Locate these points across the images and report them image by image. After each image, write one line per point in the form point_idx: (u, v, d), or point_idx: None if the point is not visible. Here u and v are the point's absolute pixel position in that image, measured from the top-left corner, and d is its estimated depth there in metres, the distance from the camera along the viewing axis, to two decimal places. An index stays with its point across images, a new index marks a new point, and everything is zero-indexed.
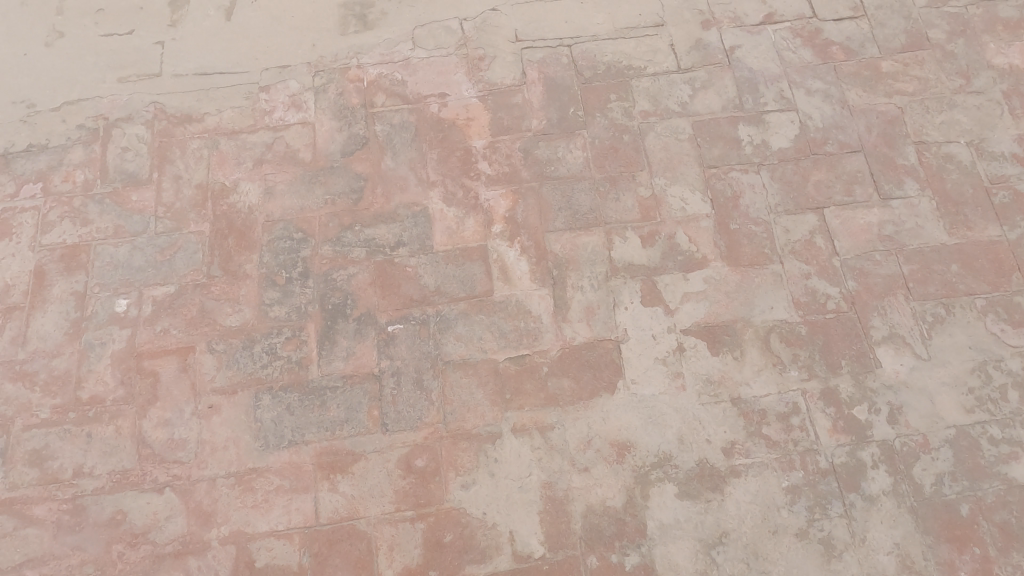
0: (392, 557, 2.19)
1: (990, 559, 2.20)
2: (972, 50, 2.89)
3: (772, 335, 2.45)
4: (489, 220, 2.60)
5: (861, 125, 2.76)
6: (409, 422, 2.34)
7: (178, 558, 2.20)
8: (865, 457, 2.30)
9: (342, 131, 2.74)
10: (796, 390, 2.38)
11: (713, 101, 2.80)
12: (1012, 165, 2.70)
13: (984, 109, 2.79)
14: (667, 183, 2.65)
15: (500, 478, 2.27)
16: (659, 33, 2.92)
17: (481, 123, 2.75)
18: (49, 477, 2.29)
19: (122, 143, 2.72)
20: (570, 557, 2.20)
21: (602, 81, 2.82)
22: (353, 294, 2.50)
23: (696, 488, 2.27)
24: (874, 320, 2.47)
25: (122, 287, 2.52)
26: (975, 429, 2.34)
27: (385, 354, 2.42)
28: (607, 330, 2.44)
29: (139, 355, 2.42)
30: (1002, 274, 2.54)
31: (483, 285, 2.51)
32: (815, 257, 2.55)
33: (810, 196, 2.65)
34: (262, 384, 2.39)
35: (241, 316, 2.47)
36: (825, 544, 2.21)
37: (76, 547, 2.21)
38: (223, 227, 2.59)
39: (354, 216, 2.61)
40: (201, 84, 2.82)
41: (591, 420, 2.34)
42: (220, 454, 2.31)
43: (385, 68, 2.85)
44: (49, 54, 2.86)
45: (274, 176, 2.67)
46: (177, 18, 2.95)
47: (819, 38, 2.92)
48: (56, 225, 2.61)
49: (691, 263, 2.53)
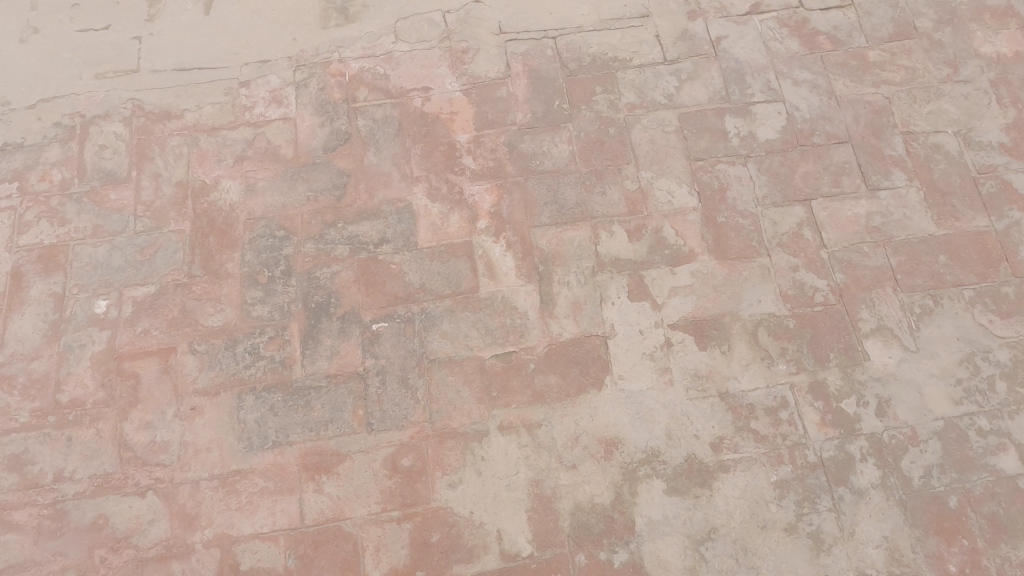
0: (378, 557, 2.17)
1: (978, 550, 2.20)
2: (959, 38, 2.87)
3: (761, 329, 2.43)
4: (474, 215, 2.56)
5: (848, 115, 2.74)
6: (394, 421, 2.31)
7: (162, 562, 2.18)
8: (853, 450, 2.30)
9: (323, 126, 2.70)
10: (785, 384, 2.37)
11: (700, 92, 2.77)
12: (1000, 155, 2.68)
13: (971, 98, 2.77)
14: (654, 177, 2.62)
15: (487, 477, 2.25)
16: (645, 24, 2.88)
17: (465, 117, 2.71)
18: (29, 482, 2.25)
19: (99, 141, 2.67)
20: (558, 555, 2.18)
21: (587, 73, 2.79)
22: (337, 293, 2.46)
23: (684, 484, 2.26)
24: (862, 312, 2.46)
25: (102, 287, 2.48)
26: (963, 421, 2.34)
27: (370, 353, 2.39)
28: (594, 326, 2.42)
29: (119, 357, 2.38)
30: (990, 265, 2.52)
31: (469, 282, 2.48)
32: (803, 250, 2.54)
33: (797, 188, 2.62)
34: (246, 385, 2.36)
35: (223, 316, 2.44)
36: (814, 539, 2.20)
37: (58, 553, 2.18)
38: (204, 226, 2.55)
39: (337, 213, 2.57)
40: (180, 80, 2.77)
41: (578, 417, 2.32)
42: (203, 456, 2.28)
43: (366, 62, 2.80)
44: (24, 50, 2.80)
45: (255, 173, 2.63)
46: (155, 13, 2.89)
47: (806, 28, 2.89)
48: (33, 224, 2.56)
49: (679, 257, 2.51)
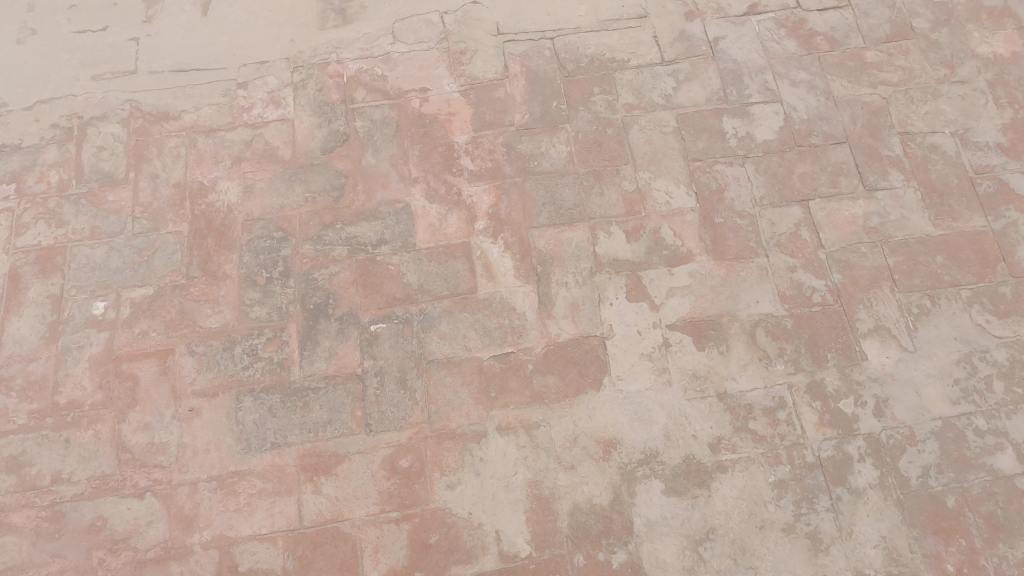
0: (377, 558, 2.17)
1: (976, 550, 2.20)
2: (956, 39, 2.88)
3: (758, 329, 2.43)
4: (472, 216, 2.56)
5: (846, 116, 2.74)
6: (393, 422, 2.31)
7: (160, 563, 2.17)
8: (851, 450, 2.30)
9: (321, 127, 2.70)
10: (783, 384, 2.37)
11: (697, 93, 2.77)
12: (997, 155, 2.69)
13: (968, 98, 2.77)
14: (652, 177, 2.63)
15: (486, 477, 2.25)
16: (643, 25, 2.89)
17: (463, 118, 2.72)
18: (27, 483, 2.25)
19: (97, 142, 2.66)
20: (556, 555, 2.18)
21: (585, 74, 2.79)
22: (335, 294, 2.46)
23: (682, 484, 2.26)
24: (860, 312, 2.46)
25: (100, 289, 2.48)
26: (961, 421, 2.34)
27: (368, 353, 2.39)
28: (593, 326, 2.42)
29: (117, 358, 2.38)
30: (987, 265, 2.53)
31: (467, 282, 2.48)
32: (801, 250, 2.54)
33: (795, 188, 2.63)
34: (244, 386, 2.36)
35: (221, 317, 2.44)
36: (812, 539, 2.21)
37: (56, 555, 2.18)
38: (202, 227, 2.55)
39: (335, 214, 2.57)
40: (177, 81, 2.77)
41: (577, 417, 2.32)
42: (201, 457, 2.28)
43: (364, 63, 2.80)
44: (21, 51, 2.80)
45: (253, 175, 2.63)
46: (152, 14, 2.89)
47: (804, 28, 2.90)
48: (30, 226, 2.56)
49: (677, 257, 2.51)
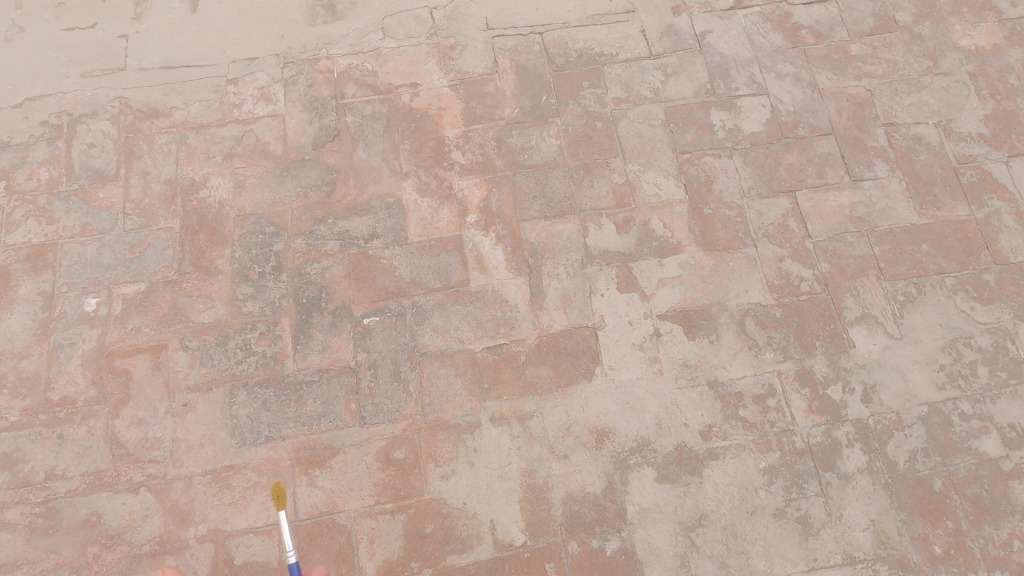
0: (372, 549, 2.19)
1: (962, 532, 2.24)
2: (938, 32, 2.93)
3: (748, 318, 2.47)
4: (463, 210, 2.58)
5: (831, 107, 2.78)
6: (386, 414, 2.33)
7: (155, 558, 2.17)
8: (840, 436, 2.33)
9: (312, 123, 2.71)
10: (772, 372, 2.41)
11: (685, 86, 2.80)
12: (979, 145, 2.73)
13: (951, 90, 2.82)
14: (641, 170, 2.65)
15: (480, 467, 2.27)
16: (631, 19, 2.92)
17: (453, 112, 2.73)
18: (20, 480, 2.24)
19: (87, 139, 2.66)
20: (551, 544, 2.20)
21: (574, 68, 2.82)
22: (328, 288, 2.47)
23: (675, 472, 2.29)
24: (847, 301, 2.50)
25: (91, 286, 2.47)
26: (947, 406, 2.38)
27: (362, 347, 2.40)
28: (584, 317, 2.45)
29: (110, 354, 2.38)
30: (971, 253, 2.57)
31: (460, 275, 2.49)
32: (788, 240, 2.58)
33: (782, 179, 2.66)
34: (237, 381, 2.36)
35: (214, 312, 2.44)
36: (802, 523, 2.24)
37: (50, 551, 2.17)
38: (194, 223, 2.55)
39: (327, 209, 2.58)
40: (168, 77, 2.77)
41: (569, 407, 2.34)
42: (196, 452, 2.28)
43: (354, 59, 2.81)
44: (9, 48, 2.79)
45: (244, 170, 2.63)
46: (141, 12, 2.89)
47: (789, 22, 2.94)
48: (20, 223, 2.55)
49: (666, 249, 2.54)
